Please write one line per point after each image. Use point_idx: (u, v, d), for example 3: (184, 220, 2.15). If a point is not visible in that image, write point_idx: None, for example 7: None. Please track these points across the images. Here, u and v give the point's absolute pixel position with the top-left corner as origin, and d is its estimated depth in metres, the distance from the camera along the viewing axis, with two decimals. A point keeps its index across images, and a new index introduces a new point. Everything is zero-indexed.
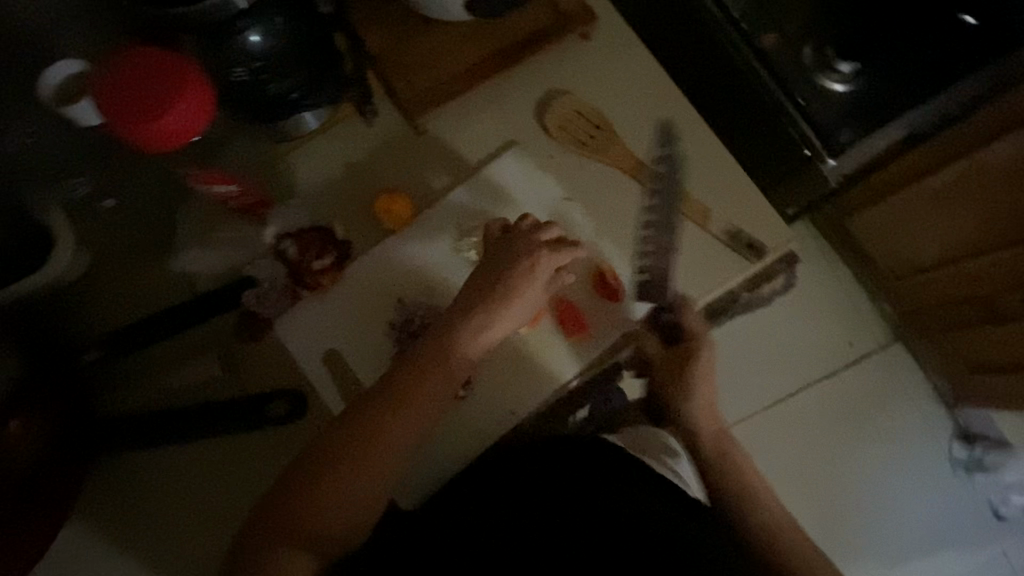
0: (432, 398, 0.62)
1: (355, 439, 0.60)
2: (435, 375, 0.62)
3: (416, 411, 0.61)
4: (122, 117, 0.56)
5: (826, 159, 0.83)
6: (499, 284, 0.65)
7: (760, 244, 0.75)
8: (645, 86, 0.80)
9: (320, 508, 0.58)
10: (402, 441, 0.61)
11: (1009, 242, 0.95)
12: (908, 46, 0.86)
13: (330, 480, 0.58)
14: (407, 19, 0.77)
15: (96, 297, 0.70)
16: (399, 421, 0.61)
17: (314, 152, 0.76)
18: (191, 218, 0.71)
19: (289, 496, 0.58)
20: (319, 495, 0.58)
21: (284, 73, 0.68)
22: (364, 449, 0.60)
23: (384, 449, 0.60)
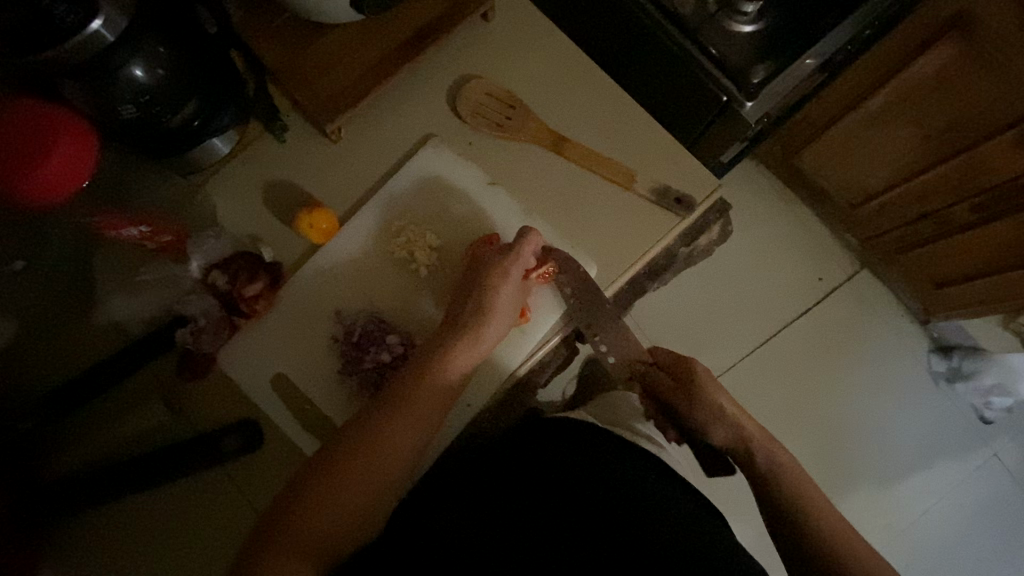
0: (419, 413, 0.63)
1: (334, 466, 0.60)
2: (411, 389, 0.64)
3: (396, 429, 0.62)
4: (9, 173, 0.55)
5: (745, 102, 0.84)
6: (477, 304, 0.67)
7: (688, 197, 0.74)
8: (551, 56, 0.79)
9: (306, 539, 0.57)
10: (385, 461, 0.61)
11: (947, 154, 0.97)
12: None
13: (309, 510, 0.58)
14: (298, 28, 0.74)
15: (27, 363, 0.68)
16: (372, 440, 0.61)
17: (229, 179, 0.75)
18: (110, 265, 0.70)
19: (266, 534, 0.57)
20: (297, 531, 0.57)
21: (176, 104, 0.63)
22: (346, 475, 0.60)
23: (370, 468, 0.61)
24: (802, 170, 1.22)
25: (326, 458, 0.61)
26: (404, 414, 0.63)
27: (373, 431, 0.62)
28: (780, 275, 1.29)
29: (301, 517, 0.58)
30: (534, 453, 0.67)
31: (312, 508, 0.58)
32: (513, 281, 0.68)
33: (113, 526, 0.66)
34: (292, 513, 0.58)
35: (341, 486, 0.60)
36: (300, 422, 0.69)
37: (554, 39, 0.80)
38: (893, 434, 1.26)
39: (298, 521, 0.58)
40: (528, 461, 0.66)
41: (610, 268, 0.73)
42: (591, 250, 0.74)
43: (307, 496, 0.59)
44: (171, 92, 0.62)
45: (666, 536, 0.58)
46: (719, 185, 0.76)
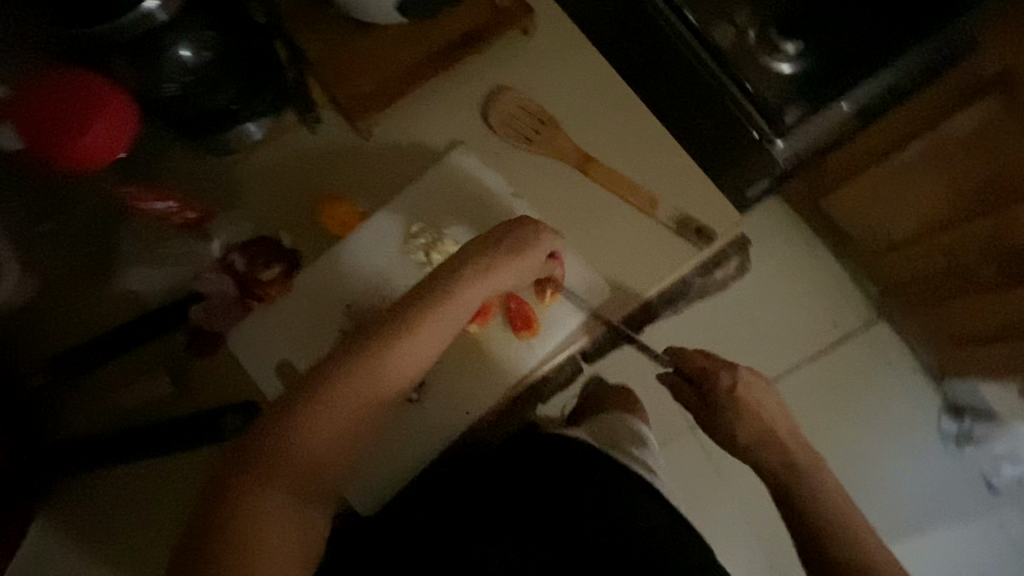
0: (384, 387, 0.59)
1: (279, 450, 0.55)
2: (385, 359, 0.59)
3: (358, 387, 0.58)
4: (45, 139, 0.56)
5: (774, 140, 0.83)
6: (471, 275, 0.63)
7: (707, 229, 0.74)
8: (586, 76, 0.80)
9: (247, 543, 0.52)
10: (341, 424, 0.57)
11: (981, 210, 0.95)
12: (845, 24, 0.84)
13: (256, 510, 0.53)
14: (342, 24, 0.76)
15: (44, 323, 0.70)
16: (340, 416, 0.57)
17: (257, 164, 0.75)
18: (134, 235, 0.71)
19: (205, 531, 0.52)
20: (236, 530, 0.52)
21: (217, 86, 0.66)
22: (291, 457, 0.55)
23: (319, 440, 0.56)
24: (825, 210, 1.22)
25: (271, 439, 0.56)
26: (368, 375, 0.58)
27: (330, 389, 0.57)
28: (795, 314, 1.27)
29: (250, 501, 0.53)
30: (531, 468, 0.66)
31: (251, 500, 0.54)
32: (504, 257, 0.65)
33: (110, 488, 0.67)
34: (234, 510, 0.53)
35: (288, 484, 0.55)
36: None
37: (592, 59, 0.80)
38: (896, 492, 1.23)
39: (240, 517, 0.53)
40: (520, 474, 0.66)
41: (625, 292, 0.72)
42: (607, 271, 0.73)
43: (256, 470, 0.54)
44: (213, 75, 0.65)
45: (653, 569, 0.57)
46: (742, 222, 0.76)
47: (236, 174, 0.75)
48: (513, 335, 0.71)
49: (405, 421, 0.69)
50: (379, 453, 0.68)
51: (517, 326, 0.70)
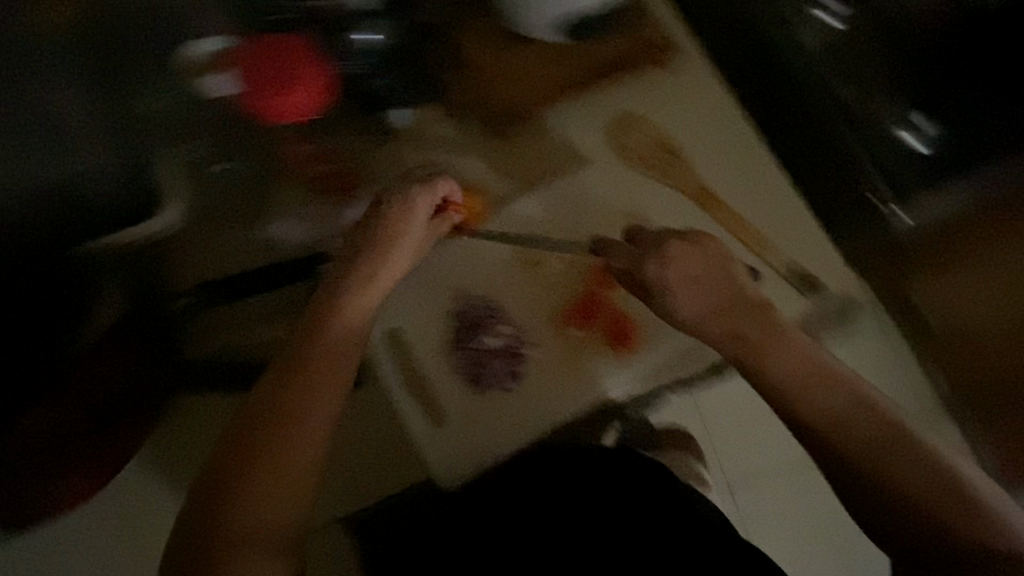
0: (330, 393, 0.58)
1: (271, 415, 0.56)
2: (324, 369, 0.59)
3: (306, 401, 0.57)
4: (254, 91, 0.65)
5: (896, 209, 0.86)
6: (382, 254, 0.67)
7: (816, 280, 0.77)
8: (720, 118, 0.83)
9: (248, 507, 0.53)
10: (304, 439, 0.56)
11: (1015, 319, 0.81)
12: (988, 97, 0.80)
13: (256, 474, 0.54)
14: (502, 34, 0.82)
15: (190, 257, 0.77)
16: (297, 428, 0.56)
17: (400, 145, 0.80)
18: (282, 191, 0.78)
19: (214, 498, 0.54)
20: (251, 488, 0.54)
21: (386, 72, 0.75)
22: (281, 422, 0.56)
23: (309, 406, 0.57)
24: (909, 305, 0.91)
25: (266, 401, 0.57)
26: (313, 384, 0.58)
27: (287, 402, 0.57)
28: (928, 390, 0.92)
29: (223, 512, 0.53)
30: (614, 486, 0.63)
31: (251, 464, 0.55)
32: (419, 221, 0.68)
33: None
34: (236, 471, 0.54)
35: (278, 445, 0.55)
36: (403, 383, 0.73)
37: (727, 103, 0.83)
38: None
39: (239, 481, 0.54)
40: (604, 493, 0.63)
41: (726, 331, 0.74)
42: None
43: (232, 480, 0.54)
44: (385, 62, 0.74)
45: None
46: (858, 288, 0.77)
47: (379, 150, 0.79)
48: (612, 347, 0.74)
49: (501, 410, 0.72)
50: (466, 433, 0.71)
51: (617, 339, 0.74)
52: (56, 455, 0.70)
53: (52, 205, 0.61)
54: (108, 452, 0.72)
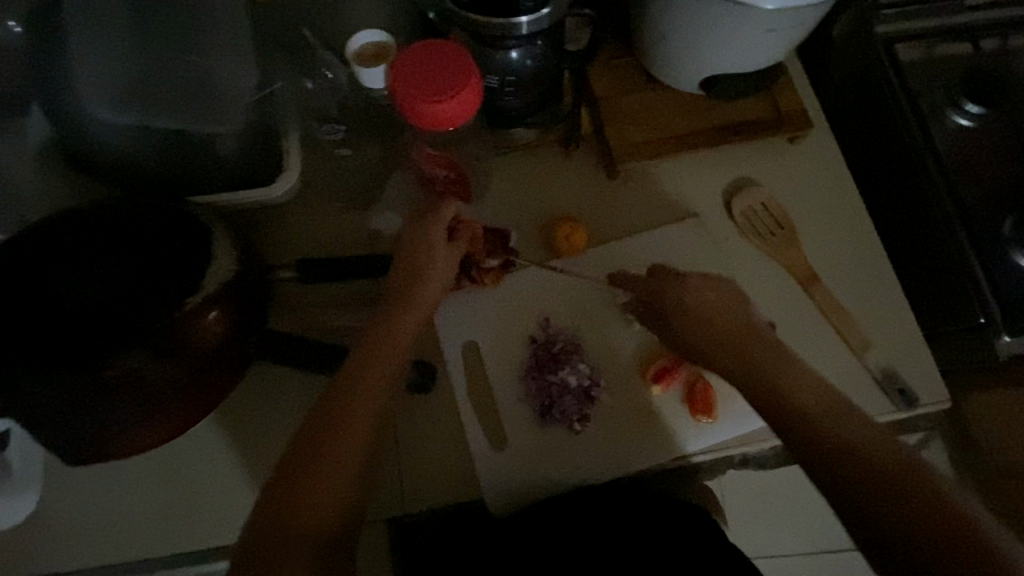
0: (364, 419, 0.60)
1: (322, 428, 0.59)
2: (359, 393, 0.61)
3: (344, 429, 0.60)
4: (401, 91, 0.62)
5: (1002, 333, 0.80)
6: (409, 277, 0.66)
7: (913, 393, 0.72)
8: (840, 202, 0.81)
9: (300, 512, 0.56)
10: (340, 464, 0.58)
11: None
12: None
13: (300, 487, 0.57)
14: (637, 74, 0.82)
15: (291, 224, 0.76)
16: (334, 452, 0.58)
17: (515, 165, 0.81)
18: (396, 182, 0.77)
19: (263, 523, 0.56)
20: (300, 495, 0.57)
21: (523, 90, 0.74)
22: (332, 436, 0.59)
23: (355, 429, 0.60)
24: None
25: (321, 412, 0.60)
26: (347, 411, 0.60)
27: (327, 429, 0.59)
28: None
29: (268, 536, 0.55)
30: (673, 535, 0.67)
31: (299, 475, 0.57)
32: (441, 242, 0.68)
33: (286, 391, 0.72)
34: (285, 490, 0.57)
35: (332, 459, 0.58)
36: (473, 399, 0.73)
37: (849, 190, 0.81)
38: None
39: (282, 506, 0.56)
40: (660, 539, 0.67)
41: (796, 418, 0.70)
42: None
43: (276, 505, 0.56)
44: (528, 81, 0.74)
45: None
46: (949, 402, 0.73)
47: (493, 164, 0.81)
48: (687, 411, 0.71)
49: (562, 447, 0.71)
50: (527, 461, 0.70)
51: (697, 405, 0.71)
52: (88, 413, 0.60)
53: (213, 168, 0.71)
54: (158, 425, 0.63)
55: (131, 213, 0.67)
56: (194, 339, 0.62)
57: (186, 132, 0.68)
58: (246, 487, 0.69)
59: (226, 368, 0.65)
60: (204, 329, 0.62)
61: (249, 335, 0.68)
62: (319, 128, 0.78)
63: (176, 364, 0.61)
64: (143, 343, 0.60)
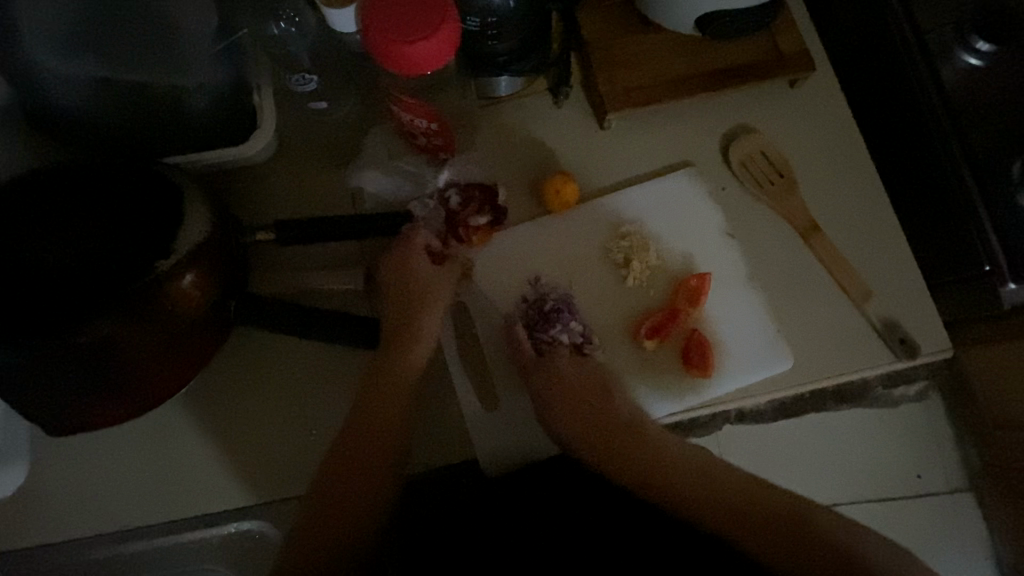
0: (391, 419, 0.64)
1: (360, 422, 0.64)
2: (384, 399, 0.64)
3: (374, 429, 0.64)
4: (372, 32, 0.57)
5: (1006, 280, 0.78)
6: (410, 286, 0.68)
7: (913, 342, 0.70)
8: (841, 148, 0.77)
9: (346, 500, 0.62)
10: (375, 459, 0.63)
11: None
12: None
13: (346, 480, 0.62)
14: (628, 16, 0.77)
15: (268, 186, 0.73)
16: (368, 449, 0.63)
17: (501, 117, 0.77)
18: (378, 139, 0.74)
19: (319, 519, 0.61)
20: (346, 480, 0.62)
21: (508, 35, 0.70)
22: (368, 430, 0.64)
23: (382, 427, 0.64)
24: None
25: (356, 412, 0.65)
26: (375, 412, 0.64)
27: (360, 434, 0.64)
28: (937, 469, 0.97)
29: (323, 530, 0.61)
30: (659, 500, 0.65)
31: (337, 497, 0.62)
32: (426, 266, 0.69)
33: (269, 356, 0.70)
34: (331, 487, 0.62)
35: (359, 481, 0.63)
36: (463, 360, 0.71)
37: (851, 135, 0.78)
38: None
39: (332, 503, 0.62)
40: (648, 509, 0.66)
41: (782, 369, 0.70)
42: (797, 345, 0.71)
43: (324, 504, 0.62)
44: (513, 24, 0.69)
45: None
46: (951, 351, 0.71)
47: (479, 118, 0.77)
48: (682, 367, 0.70)
49: None
50: (517, 421, 0.69)
51: (692, 361, 0.69)
52: (65, 381, 0.59)
53: (180, 126, 0.67)
54: (139, 391, 0.63)
55: (98, 173, 0.64)
56: (171, 304, 0.59)
57: (149, 87, 0.65)
58: (233, 453, 0.68)
59: (203, 332, 0.64)
60: (180, 295, 0.60)
61: (229, 301, 0.65)
62: (290, 80, 0.73)
63: (149, 331, 0.59)
64: (112, 309, 0.57)
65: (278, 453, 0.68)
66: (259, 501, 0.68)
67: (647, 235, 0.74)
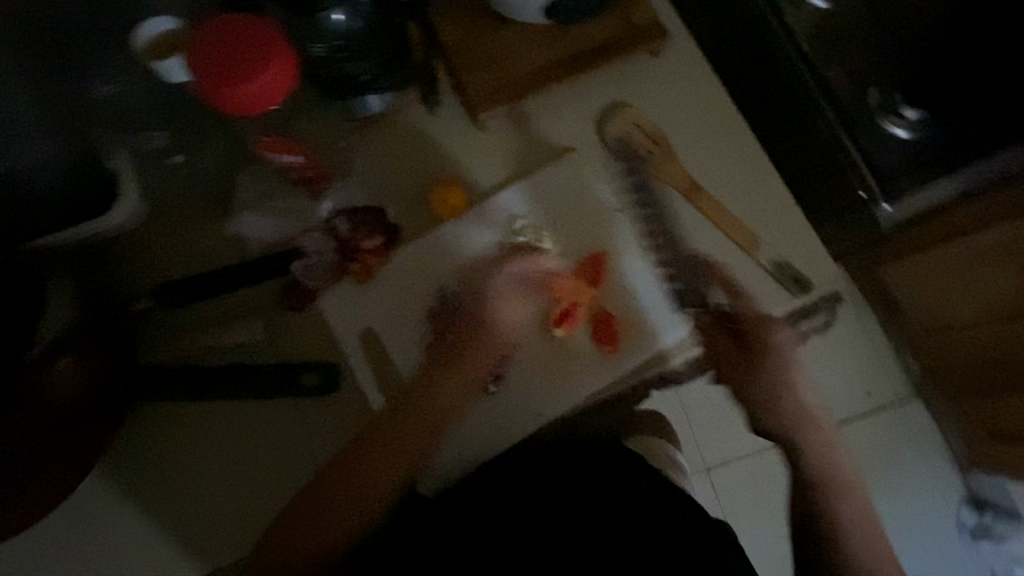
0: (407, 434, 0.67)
1: (364, 432, 0.67)
2: (417, 416, 0.67)
3: (396, 440, 0.67)
4: (202, 78, 0.56)
5: (882, 202, 0.86)
6: (490, 317, 0.70)
7: (806, 279, 0.74)
8: (709, 106, 0.79)
9: (328, 513, 0.65)
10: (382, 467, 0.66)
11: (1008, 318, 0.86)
12: (970, 109, 0.81)
13: (333, 491, 0.65)
14: (482, 13, 0.77)
15: (145, 250, 0.71)
16: (368, 454, 0.66)
17: (377, 135, 0.77)
18: (251, 181, 0.72)
19: (298, 528, 0.64)
20: (338, 489, 0.65)
21: (358, 54, 0.68)
22: (368, 439, 0.67)
23: (388, 436, 0.67)
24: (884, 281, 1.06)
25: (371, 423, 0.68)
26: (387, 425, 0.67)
27: (364, 439, 0.67)
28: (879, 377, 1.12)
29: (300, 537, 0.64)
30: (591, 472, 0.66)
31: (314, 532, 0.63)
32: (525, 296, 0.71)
33: (180, 421, 0.69)
34: (319, 496, 0.65)
35: (354, 488, 0.65)
36: (383, 386, 0.71)
37: (715, 91, 0.80)
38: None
39: (318, 507, 0.64)
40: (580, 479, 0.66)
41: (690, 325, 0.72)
42: (702, 302, 0.73)
43: (303, 514, 0.64)
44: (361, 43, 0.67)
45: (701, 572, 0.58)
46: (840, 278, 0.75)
47: (352, 140, 0.76)
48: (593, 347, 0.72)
49: (478, 410, 0.71)
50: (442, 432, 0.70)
51: (601, 340, 0.71)
52: None
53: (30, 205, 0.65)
54: (41, 488, 0.61)
55: None
56: (52, 388, 0.59)
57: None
58: (166, 522, 0.68)
59: (95, 414, 0.62)
60: (64, 380, 0.59)
61: (119, 376, 0.64)
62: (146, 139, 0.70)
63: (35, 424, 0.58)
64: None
65: (210, 511, 0.68)
66: (203, 563, 0.68)
67: (539, 225, 0.75)
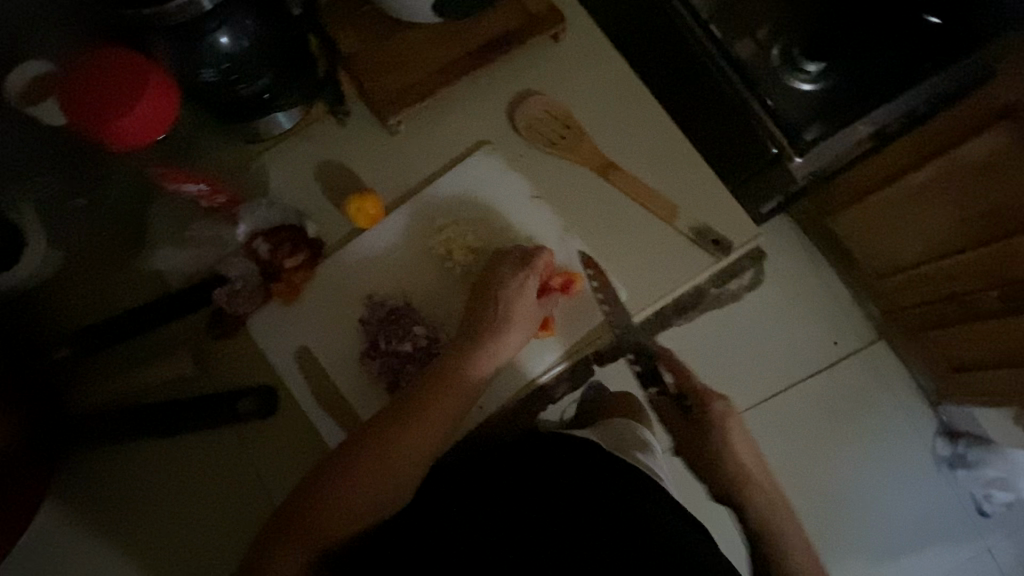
0: (443, 414, 0.66)
1: (400, 417, 0.65)
2: (447, 394, 0.66)
3: (415, 421, 0.65)
4: (79, 117, 0.55)
5: (792, 156, 0.84)
6: (499, 307, 0.69)
7: (725, 240, 0.75)
8: (615, 83, 0.81)
9: (346, 505, 0.62)
10: (410, 448, 0.65)
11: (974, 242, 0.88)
12: (860, 60, 0.88)
13: (348, 478, 0.63)
14: (378, 19, 0.77)
15: (63, 297, 0.71)
16: (405, 436, 0.65)
17: (289, 152, 0.77)
18: (168, 217, 0.73)
19: (290, 522, 0.61)
20: (360, 475, 0.63)
21: (250, 71, 0.66)
22: (411, 423, 0.65)
23: (425, 424, 0.65)
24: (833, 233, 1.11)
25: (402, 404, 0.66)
26: (426, 413, 0.66)
27: (402, 417, 0.65)
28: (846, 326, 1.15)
29: (286, 530, 0.61)
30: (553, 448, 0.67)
31: (294, 542, 0.61)
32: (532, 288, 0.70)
33: (118, 463, 0.69)
34: (332, 476, 0.63)
35: (377, 475, 0.63)
36: (321, 401, 0.70)
37: (618, 68, 0.81)
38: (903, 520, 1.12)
39: (325, 495, 0.62)
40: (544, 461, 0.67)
41: (618, 302, 0.73)
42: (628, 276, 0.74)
43: (301, 511, 0.62)
44: (251, 63, 0.65)
45: (649, 536, 0.59)
46: (759, 236, 0.76)
47: (263, 162, 0.76)
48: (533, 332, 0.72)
49: None
50: None
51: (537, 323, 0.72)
52: None
53: None
54: None
55: None
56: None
57: None
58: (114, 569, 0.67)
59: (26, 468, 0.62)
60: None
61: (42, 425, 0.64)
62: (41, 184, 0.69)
63: None
64: None
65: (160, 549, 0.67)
66: None
67: (467, 220, 0.75)
